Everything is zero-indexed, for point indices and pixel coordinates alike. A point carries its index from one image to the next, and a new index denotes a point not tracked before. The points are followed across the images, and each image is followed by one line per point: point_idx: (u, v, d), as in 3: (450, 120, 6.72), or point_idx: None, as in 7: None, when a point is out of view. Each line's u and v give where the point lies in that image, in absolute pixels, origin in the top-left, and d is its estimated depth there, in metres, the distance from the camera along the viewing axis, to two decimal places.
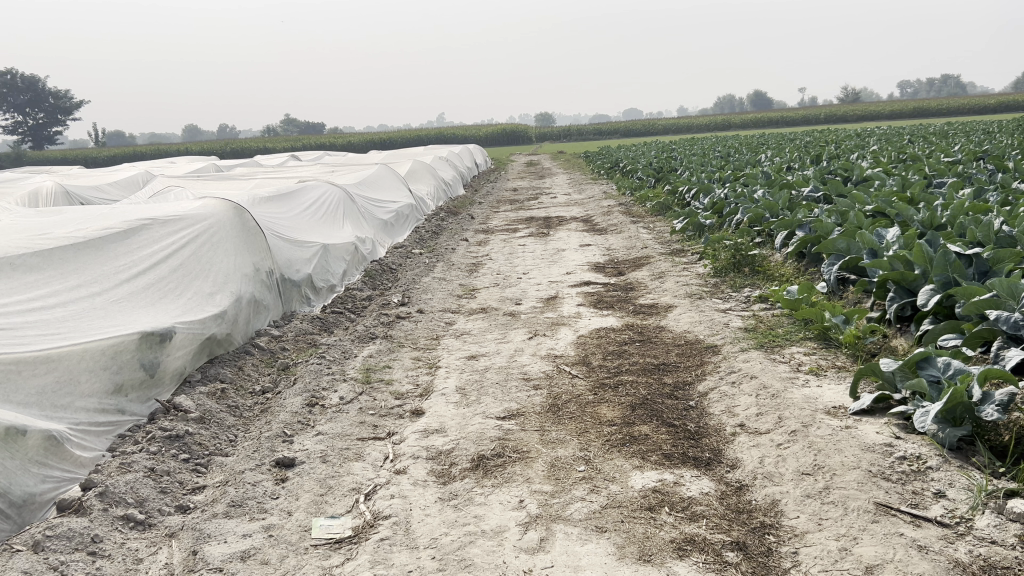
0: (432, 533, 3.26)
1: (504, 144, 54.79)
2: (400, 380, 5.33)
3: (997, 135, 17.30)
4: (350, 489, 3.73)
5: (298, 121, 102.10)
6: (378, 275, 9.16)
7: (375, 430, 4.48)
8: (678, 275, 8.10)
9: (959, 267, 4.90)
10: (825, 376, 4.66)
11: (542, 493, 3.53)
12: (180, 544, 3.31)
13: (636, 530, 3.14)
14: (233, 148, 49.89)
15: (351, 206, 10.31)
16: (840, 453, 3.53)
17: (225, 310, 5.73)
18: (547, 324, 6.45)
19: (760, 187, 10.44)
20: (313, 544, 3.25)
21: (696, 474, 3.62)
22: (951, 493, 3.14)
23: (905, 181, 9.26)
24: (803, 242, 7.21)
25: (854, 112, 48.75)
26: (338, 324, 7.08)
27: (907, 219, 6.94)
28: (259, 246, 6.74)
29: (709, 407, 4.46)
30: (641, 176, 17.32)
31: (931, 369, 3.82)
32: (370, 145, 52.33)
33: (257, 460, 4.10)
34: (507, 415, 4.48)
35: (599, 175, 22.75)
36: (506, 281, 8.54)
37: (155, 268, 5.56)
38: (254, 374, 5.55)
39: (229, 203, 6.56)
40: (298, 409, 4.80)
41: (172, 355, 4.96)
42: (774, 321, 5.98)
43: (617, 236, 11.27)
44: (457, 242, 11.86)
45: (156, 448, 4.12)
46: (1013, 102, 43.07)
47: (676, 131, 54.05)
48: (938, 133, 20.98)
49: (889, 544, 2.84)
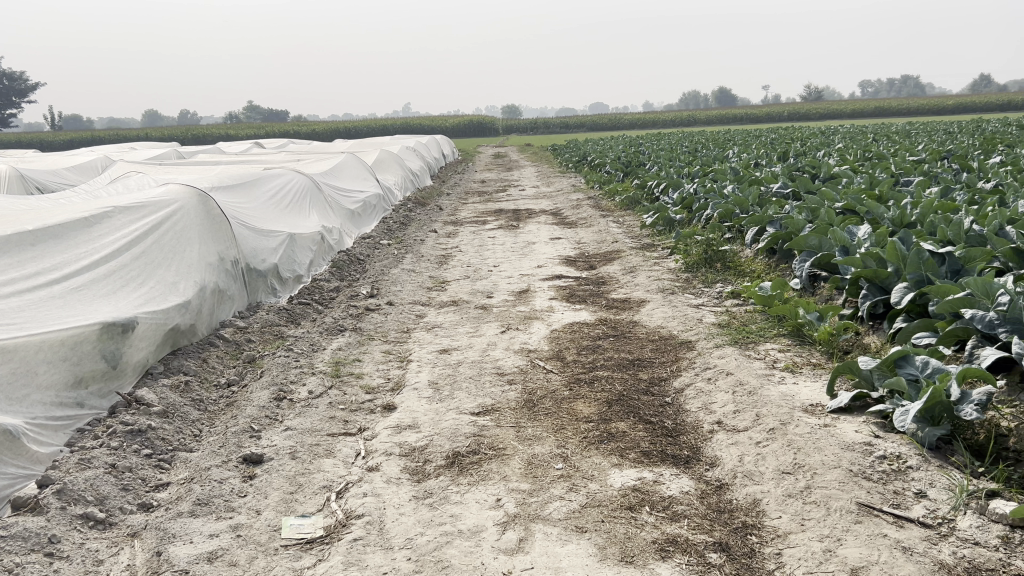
0: (406, 533, 3.16)
1: (470, 135, 54.59)
2: (370, 374, 5.22)
3: (958, 135, 17.64)
4: (320, 486, 3.62)
5: (259, 108, 100.84)
6: (346, 266, 9.02)
7: (345, 425, 4.37)
8: (649, 270, 8.08)
9: (932, 265, 4.90)
10: (801, 373, 4.64)
11: (520, 491, 3.45)
12: (143, 545, 3.18)
13: (617, 530, 3.08)
14: (195, 134, 49.01)
15: (317, 195, 10.13)
16: (820, 452, 3.50)
17: (189, 300, 5.56)
18: (520, 318, 6.37)
19: (729, 182, 10.45)
20: (283, 544, 3.14)
21: (675, 473, 3.57)
22: (933, 492, 3.12)
23: (873, 179, 9.33)
24: (774, 238, 7.22)
25: (817, 109, 49.46)
26: (305, 316, 6.92)
27: (877, 217, 6.98)
28: (223, 234, 6.57)
29: (686, 404, 4.42)
30: (609, 169, 17.30)
31: (909, 367, 3.80)
32: (336, 135, 51.81)
33: (223, 456, 3.96)
34: (481, 411, 4.40)
35: (568, 168, 22.72)
36: (476, 273, 8.45)
37: (117, 256, 5.38)
38: (219, 366, 5.39)
39: (192, 190, 6.39)
40: (265, 403, 4.66)
41: (135, 347, 4.79)
42: (747, 317, 5.97)
43: (586, 229, 11.21)
44: (425, 233, 11.74)
45: (118, 443, 3.97)
46: (970, 104, 43.99)
47: (642, 126, 54.30)
48: (901, 131, 21.17)
49: (874, 545, 2.80)
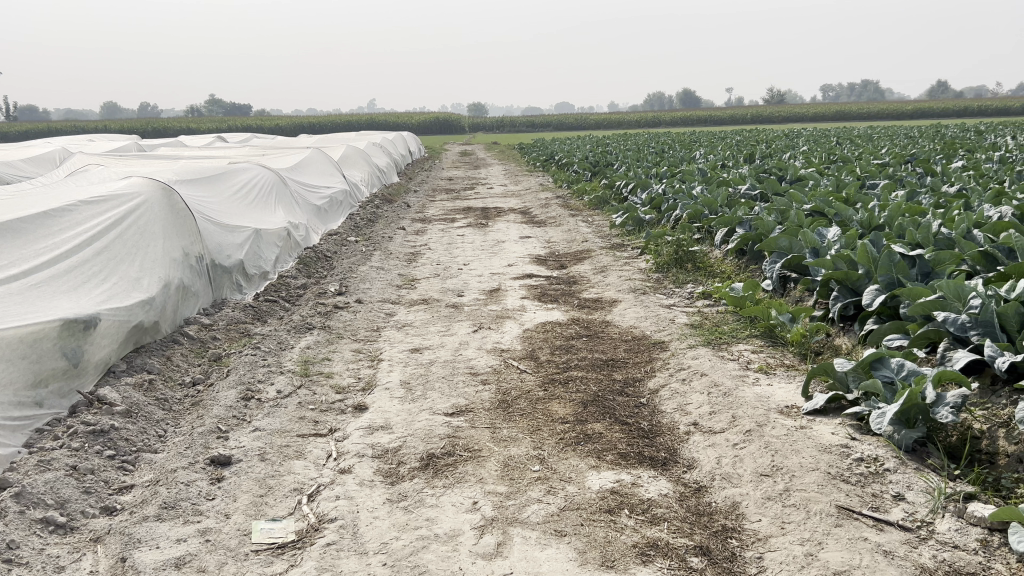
0: (381, 538, 3.09)
1: (436, 132, 54.39)
2: (340, 373, 5.11)
3: (919, 139, 17.93)
4: (291, 489, 3.53)
5: (221, 102, 99.83)
6: (313, 263, 8.88)
7: (316, 426, 4.27)
8: (620, 270, 8.08)
9: (903, 267, 4.92)
10: (775, 375, 4.64)
11: (497, 494, 3.39)
12: (107, 550, 3.06)
13: (597, 534, 3.03)
14: (155, 127, 48.23)
15: (283, 190, 9.97)
16: (797, 455, 3.49)
17: (153, 297, 5.42)
18: (491, 317, 6.31)
19: (698, 183, 10.48)
20: (253, 549, 3.04)
21: (653, 475, 3.54)
22: (911, 495, 3.13)
23: (840, 182, 9.42)
24: (744, 239, 7.24)
25: (780, 113, 50.08)
26: (272, 313, 6.79)
27: (845, 219, 7.02)
28: (187, 228, 6.42)
29: (662, 404, 4.39)
30: (577, 169, 17.30)
31: (885, 369, 3.81)
32: (300, 130, 51.31)
33: (189, 458, 3.84)
34: (455, 412, 4.33)
35: (535, 166, 22.71)
36: (446, 272, 8.37)
37: (78, 251, 5.22)
38: (184, 364, 5.25)
39: (156, 183, 6.24)
40: (232, 403, 4.54)
41: (96, 344, 4.66)
42: (719, 317, 5.96)
43: (555, 228, 11.18)
44: (393, 230, 11.61)
45: (79, 445, 3.84)
46: (930, 110, 44.78)
47: (608, 126, 54.50)
48: (863, 136, 21.43)
49: (855, 549, 2.80)
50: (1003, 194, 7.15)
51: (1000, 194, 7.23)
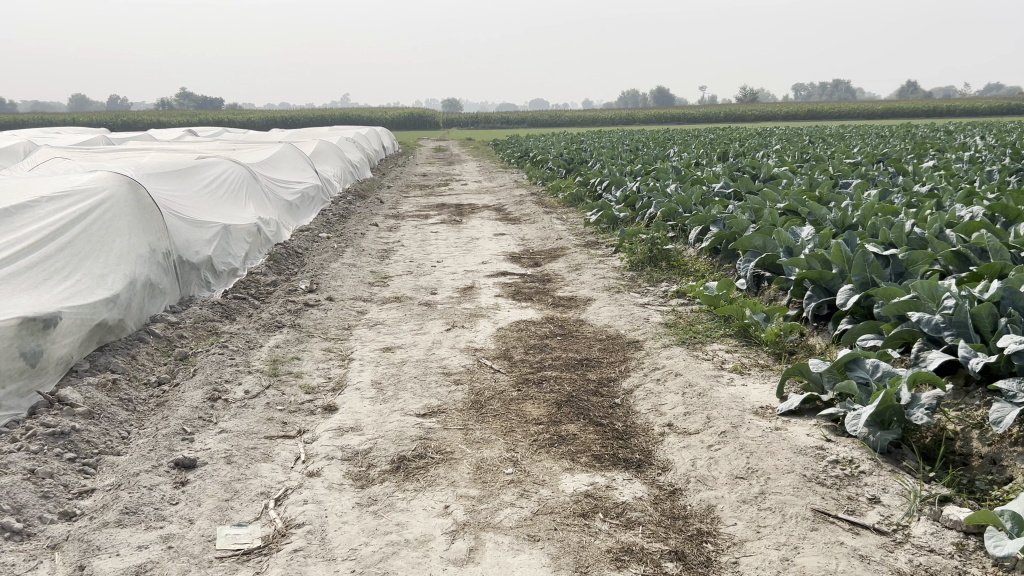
0: (350, 543, 3.01)
1: (410, 128, 54.09)
2: (311, 373, 5.01)
3: (890, 139, 18.11)
4: (258, 493, 3.44)
5: (193, 96, 98.75)
6: (284, 260, 8.76)
7: (284, 427, 4.18)
8: (594, 268, 8.03)
9: (877, 267, 4.91)
10: (749, 375, 4.62)
11: (469, 497, 3.32)
12: (64, 557, 2.95)
13: (570, 538, 2.98)
14: (125, 120, 47.53)
15: (254, 185, 9.81)
16: (772, 456, 3.46)
17: (117, 294, 5.29)
18: (465, 316, 6.24)
19: (672, 181, 10.47)
20: (218, 556, 2.95)
21: (627, 477, 3.49)
22: (886, 498, 3.11)
23: (813, 181, 9.44)
24: (718, 238, 7.22)
25: (752, 111, 50.38)
26: (241, 311, 6.67)
27: (819, 218, 7.01)
28: (155, 224, 6.28)
29: (636, 405, 4.35)
30: (552, 166, 17.23)
31: (860, 370, 3.78)
32: (273, 123, 50.77)
33: (153, 461, 3.73)
34: (428, 413, 4.25)
35: (509, 163, 22.63)
36: (419, 269, 8.28)
37: (41, 246, 5.09)
38: (149, 364, 5.12)
39: (122, 178, 6.10)
40: (198, 403, 4.43)
41: (57, 342, 4.53)
42: (693, 317, 5.93)
43: (530, 226, 11.12)
44: (366, 226, 11.49)
45: (37, 447, 3.72)
46: (899, 110, 45.30)
47: (582, 123, 54.55)
48: (836, 135, 21.57)
49: (831, 554, 2.77)
50: (974, 194, 7.19)
51: (971, 194, 7.26)
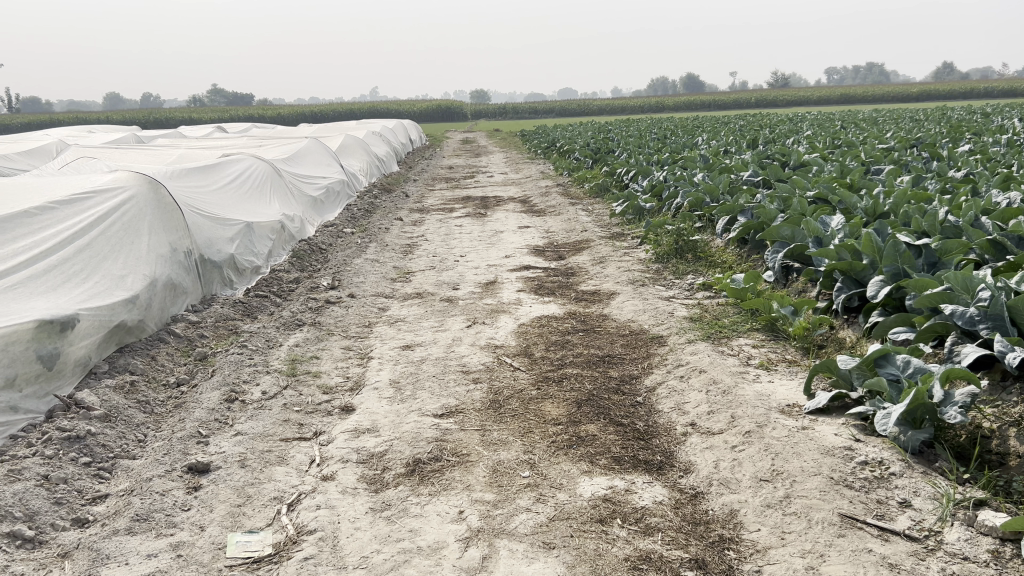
0: (361, 551, 2.94)
1: (438, 119, 54.11)
2: (328, 373, 4.95)
3: (926, 123, 17.70)
4: (271, 498, 3.39)
5: (224, 92, 99.88)
6: (307, 256, 8.73)
7: (300, 429, 4.13)
8: (618, 260, 7.91)
9: (908, 258, 4.74)
10: (776, 371, 4.49)
11: (484, 502, 3.24)
12: (74, 566, 2.92)
13: (587, 546, 2.88)
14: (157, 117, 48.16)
15: (278, 181, 9.79)
16: (799, 457, 3.33)
17: (137, 295, 5.28)
18: (486, 312, 6.15)
19: (699, 170, 10.27)
20: (227, 565, 2.90)
21: (648, 480, 3.39)
22: (917, 502, 2.98)
23: (844, 167, 9.20)
24: (746, 228, 7.05)
25: (783, 96, 49.90)
26: (262, 309, 6.65)
27: (849, 207, 6.81)
28: (176, 222, 6.26)
29: (658, 404, 4.24)
30: (578, 156, 17.08)
31: (890, 367, 3.63)
32: (302, 118, 51.09)
33: (166, 465, 3.70)
34: (446, 413, 4.18)
35: (536, 154, 22.53)
36: (442, 264, 8.21)
37: (60, 247, 5.07)
38: (168, 365, 5.10)
39: (142, 177, 6.08)
40: (215, 405, 4.40)
41: (75, 344, 4.52)
42: (719, 310, 5.79)
43: (555, 218, 10.99)
44: (391, 221, 11.44)
45: (52, 452, 3.70)
46: (935, 91, 44.76)
47: (610, 112, 54.22)
48: (869, 118, 21.13)
49: (859, 563, 2.65)
50: (1012, 178, 6.94)
51: (1008, 179, 7.02)
